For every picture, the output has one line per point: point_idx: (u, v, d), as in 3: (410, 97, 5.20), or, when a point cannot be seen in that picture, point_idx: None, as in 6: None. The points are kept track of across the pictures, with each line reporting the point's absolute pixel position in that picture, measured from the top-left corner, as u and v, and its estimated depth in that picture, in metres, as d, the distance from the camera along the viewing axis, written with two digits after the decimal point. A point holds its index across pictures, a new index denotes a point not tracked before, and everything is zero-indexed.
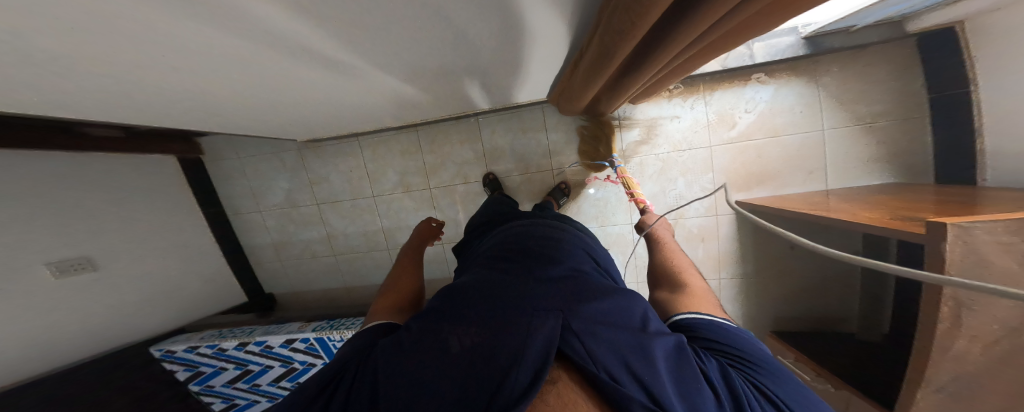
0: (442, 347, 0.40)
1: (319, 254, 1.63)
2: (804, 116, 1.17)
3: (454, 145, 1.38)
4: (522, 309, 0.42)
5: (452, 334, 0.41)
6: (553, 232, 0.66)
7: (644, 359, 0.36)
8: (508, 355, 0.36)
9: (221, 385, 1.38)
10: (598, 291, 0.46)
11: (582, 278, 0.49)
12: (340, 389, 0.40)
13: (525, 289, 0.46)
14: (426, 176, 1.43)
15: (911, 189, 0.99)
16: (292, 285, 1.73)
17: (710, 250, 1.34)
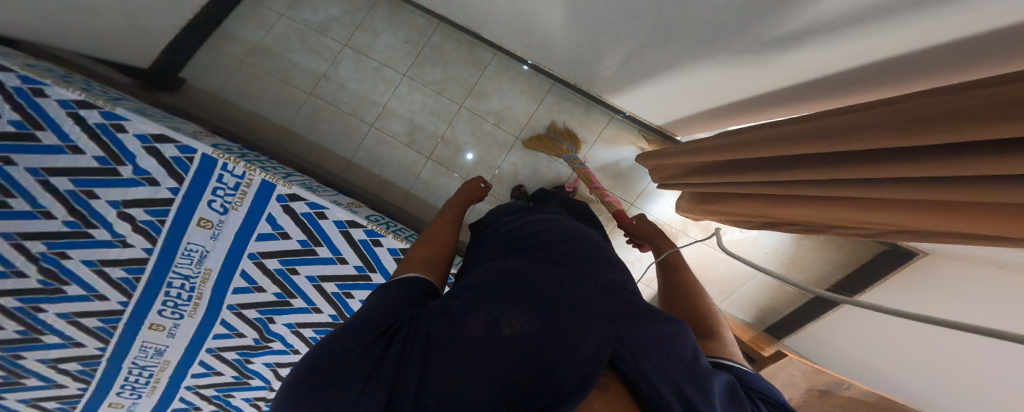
0: (494, 335, 0.52)
1: (294, 84, 1.86)
2: (761, 257, 1.96)
3: (512, 89, 1.91)
4: (564, 320, 0.55)
5: (505, 327, 0.53)
6: (594, 258, 0.82)
7: (688, 384, 0.47)
8: (560, 356, 0.49)
9: (26, 168, 1.14)
10: (650, 320, 0.57)
11: (633, 308, 0.61)
12: (400, 341, 0.52)
13: (577, 305, 0.59)
14: (464, 92, 1.90)
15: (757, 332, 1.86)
16: (222, 85, 1.85)
17: None
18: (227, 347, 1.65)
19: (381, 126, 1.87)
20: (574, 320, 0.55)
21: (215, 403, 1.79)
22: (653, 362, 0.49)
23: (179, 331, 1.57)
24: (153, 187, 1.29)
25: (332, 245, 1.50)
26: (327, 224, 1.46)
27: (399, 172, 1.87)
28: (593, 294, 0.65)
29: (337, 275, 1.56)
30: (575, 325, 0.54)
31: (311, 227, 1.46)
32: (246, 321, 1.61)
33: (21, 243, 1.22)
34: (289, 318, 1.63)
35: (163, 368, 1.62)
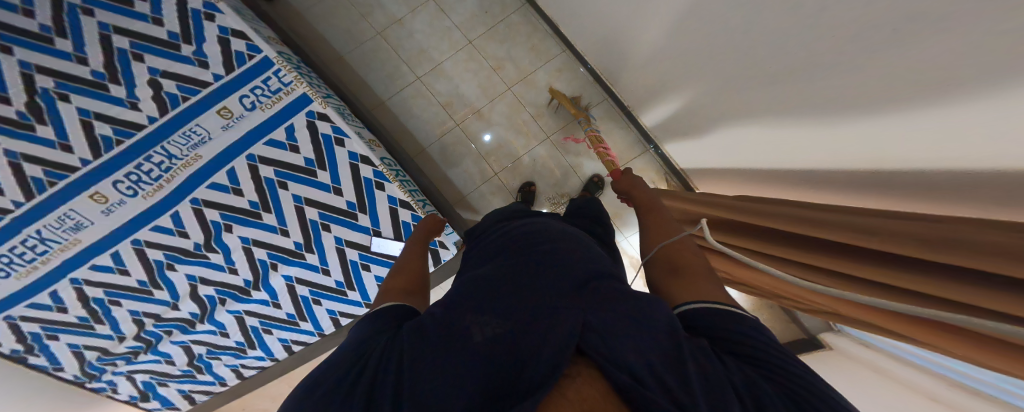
0: (462, 339, 0.55)
1: (371, 18, 1.99)
2: None
3: (563, 87, 2.04)
4: (530, 324, 0.56)
5: (471, 332, 0.56)
6: (573, 252, 0.85)
7: (658, 359, 0.45)
8: (530, 354, 0.50)
9: (99, 21, 1.36)
10: (622, 308, 0.58)
11: (608, 299, 0.62)
12: (372, 362, 0.53)
13: (549, 305, 0.61)
14: (517, 77, 2.02)
15: None
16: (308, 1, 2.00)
17: None
18: (160, 244, 1.59)
19: (428, 80, 1.97)
20: (540, 322, 0.56)
21: (93, 309, 1.60)
22: (618, 350, 0.47)
23: (121, 209, 1.50)
24: (200, 68, 1.49)
25: (334, 173, 1.64)
26: (342, 153, 1.63)
27: (423, 127, 1.95)
28: (562, 294, 0.65)
29: (322, 203, 1.67)
30: (534, 328, 0.55)
31: (325, 151, 1.62)
32: (200, 222, 1.61)
33: (34, 74, 1.30)
34: (248, 231, 1.67)
35: (67, 247, 1.47)
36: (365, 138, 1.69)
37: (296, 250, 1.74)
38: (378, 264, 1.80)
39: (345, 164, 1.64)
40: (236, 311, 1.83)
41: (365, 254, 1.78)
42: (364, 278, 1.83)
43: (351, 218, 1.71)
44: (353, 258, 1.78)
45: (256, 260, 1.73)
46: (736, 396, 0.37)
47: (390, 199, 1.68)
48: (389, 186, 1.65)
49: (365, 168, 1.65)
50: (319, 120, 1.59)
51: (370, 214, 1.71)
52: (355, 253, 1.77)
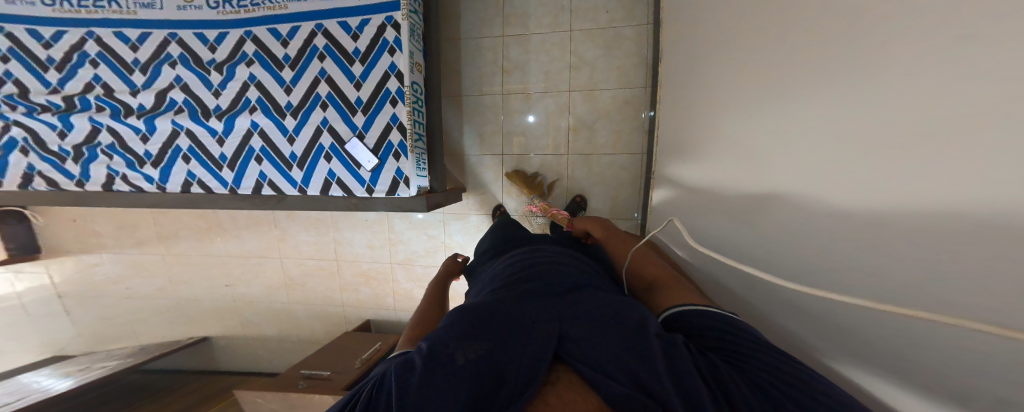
0: (460, 360, 0.98)
1: None
2: None
3: (614, 116, 2.10)
4: (512, 342, 1.06)
5: (469, 358, 1.00)
6: (564, 274, 1.38)
7: (611, 364, 0.93)
8: (513, 371, 0.98)
9: None
10: (590, 318, 1.11)
11: (580, 309, 1.16)
12: (384, 384, 0.96)
13: (538, 319, 1.14)
14: (585, 86, 2.10)
15: None
16: None
17: None
18: (185, 44, 1.68)
19: (509, 41, 2.13)
20: (524, 343, 1.06)
21: (69, 57, 1.74)
22: (583, 357, 0.98)
23: (196, 12, 1.66)
24: None
25: (366, 71, 1.59)
26: (384, 60, 1.57)
27: (474, 80, 2.19)
28: (533, 306, 1.21)
29: (335, 84, 1.60)
30: (514, 323, 1.14)
31: (373, 51, 1.57)
32: (235, 47, 1.65)
33: None
34: (261, 72, 1.64)
35: (128, 15, 1.70)
36: (415, 67, 1.63)
37: (282, 109, 1.63)
38: (336, 164, 1.62)
39: (378, 70, 1.58)
40: (180, 126, 1.68)
41: (335, 148, 1.62)
42: (316, 166, 1.63)
43: (349, 111, 1.61)
44: (323, 145, 1.63)
45: (245, 96, 1.65)
46: (693, 386, 0.80)
47: (393, 119, 1.59)
48: (400, 111, 1.58)
49: (394, 83, 1.58)
50: (389, 30, 1.55)
51: (367, 119, 1.60)
52: (327, 142, 1.62)
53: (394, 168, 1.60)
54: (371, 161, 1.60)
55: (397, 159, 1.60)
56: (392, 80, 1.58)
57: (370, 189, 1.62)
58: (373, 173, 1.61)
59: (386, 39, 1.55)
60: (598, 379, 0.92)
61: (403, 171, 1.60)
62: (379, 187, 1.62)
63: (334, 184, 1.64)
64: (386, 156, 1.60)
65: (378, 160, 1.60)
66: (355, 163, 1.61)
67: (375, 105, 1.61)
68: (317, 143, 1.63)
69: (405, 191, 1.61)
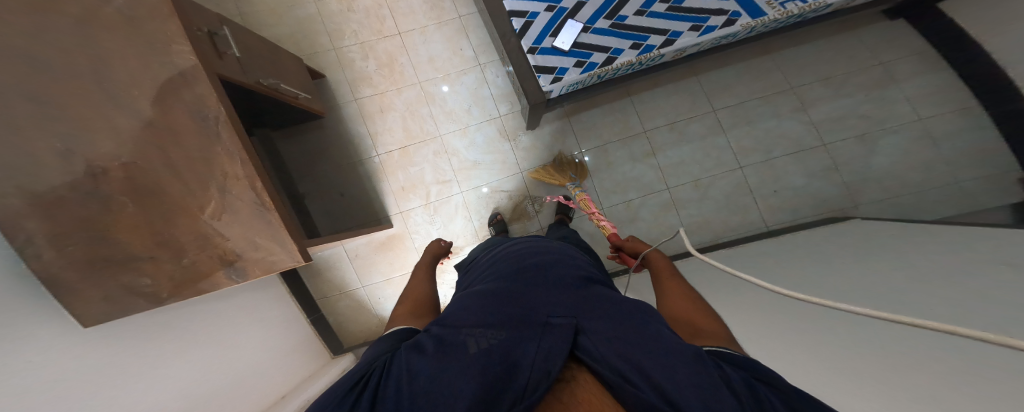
0: (473, 348, 0.36)
1: (830, 63, 1.33)
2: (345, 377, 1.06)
3: (668, 209, 1.16)
4: (527, 322, 0.41)
5: (479, 337, 0.38)
6: (574, 258, 0.65)
7: (656, 365, 0.32)
8: (524, 359, 0.35)
9: None
10: (610, 303, 0.46)
11: (588, 293, 0.50)
12: None
13: (544, 299, 0.47)
14: (716, 170, 1.18)
15: (198, 318, 0.80)
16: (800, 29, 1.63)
17: (393, 177, 1.10)
18: None
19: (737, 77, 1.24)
20: (542, 320, 0.41)
21: None
22: (598, 335, 0.39)
23: None
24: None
25: (667, 25, 0.89)
26: (692, 39, 0.91)
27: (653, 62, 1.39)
28: (550, 262, 0.59)
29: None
30: (525, 288, 0.50)
31: (700, 27, 0.91)
32: None
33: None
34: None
35: None
36: (669, 58, 0.98)
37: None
38: (551, 33, 0.84)
39: (677, 29, 0.90)
40: None
41: (562, 10, 0.84)
42: (547, 32, 0.84)
43: (616, 3, 0.86)
44: (567, 9, 0.84)
45: None
46: None
47: (645, 44, 0.90)
48: (662, 46, 0.90)
49: (657, 41, 0.90)
50: (709, 18, 0.90)
51: (609, 27, 0.87)
52: (574, 4, 0.84)
53: (569, 64, 0.86)
54: (563, 40, 0.84)
55: (582, 64, 0.86)
56: (666, 36, 0.90)
57: (529, 46, 0.85)
58: (551, 46, 0.84)
59: (702, 31, 0.91)
60: (616, 380, 0.33)
61: (567, 73, 0.86)
62: (535, 53, 0.85)
63: (515, 23, 0.84)
64: (584, 53, 0.86)
65: (571, 47, 0.85)
66: (567, 50, 0.85)
67: (628, 35, 0.88)
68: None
69: (544, 84, 0.87)
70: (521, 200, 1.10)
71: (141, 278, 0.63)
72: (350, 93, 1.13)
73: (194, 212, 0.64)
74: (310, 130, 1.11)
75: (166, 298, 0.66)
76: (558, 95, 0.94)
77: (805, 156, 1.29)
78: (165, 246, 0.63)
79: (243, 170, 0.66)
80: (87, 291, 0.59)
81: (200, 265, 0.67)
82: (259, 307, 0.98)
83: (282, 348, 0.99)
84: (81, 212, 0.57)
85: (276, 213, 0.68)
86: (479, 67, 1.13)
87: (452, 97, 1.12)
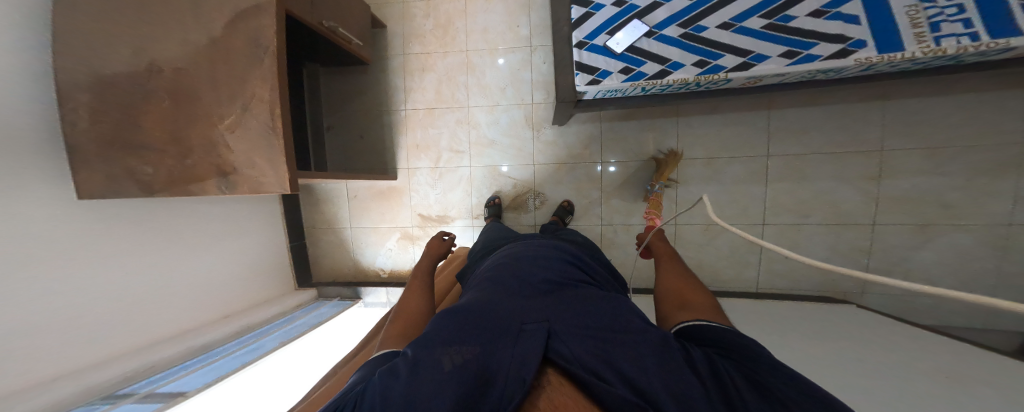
0: (451, 364, 0.41)
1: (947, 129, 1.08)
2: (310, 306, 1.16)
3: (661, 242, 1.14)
4: (501, 331, 0.46)
5: (455, 351, 0.43)
6: (557, 258, 0.70)
7: (625, 367, 0.40)
8: (503, 369, 0.41)
9: None
10: (581, 308, 0.52)
11: (564, 298, 0.56)
12: None
13: (520, 308, 0.52)
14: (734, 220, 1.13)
15: (191, 216, 0.89)
16: None
17: (415, 136, 1.16)
18: None
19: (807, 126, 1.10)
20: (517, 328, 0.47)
21: None
22: (571, 340, 0.45)
23: None
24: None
25: (752, 45, 0.76)
26: (777, 68, 0.77)
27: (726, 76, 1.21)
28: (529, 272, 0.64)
29: (718, 9, 0.75)
30: (504, 300, 0.54)
31: (797, 54, 0.75)
32: None
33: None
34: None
35: None
36: (739, 82, 0.86)
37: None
38: (608, 31, 0.77)
39: (764, 52, 0.76)
40: None
41: (631, 8, 0.76)
42: (604, 29, 0.78)
43: (697, 11, 0.76)
44: (638, 8, 0.77)
45: None
46: None
47: (711, 64, 0.79)
48: (735, 69, 0.78)
49: (729, 62, 0.78)
50: (816, 45, 0.74)
51: (677, 37, 0.78)
52: (647, 4, 0.76)
53: (613, 68, 0.80)
54: (618, 41, 0.78)
55: (628, 71, 0.80)
56: (744, 58, 0.77)
57: (579, 39, 0.79)
58: (602, 45, 0.78)
59: (796, 60, 0.76)
60: (591, 378, 0.40)
61: (608, 77, 0.80)
62: (583, 50, 0.80)
63: (574, 12, 0.78)
64: (636, 60, 0.79)
65: (623, 51, 0.79)
66: (618, 53, 0.79)
67: (697, 48, 0.78)
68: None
69: (578, 83, 0.82)
70: (524, 193, 1.12)
71: (144, 166, 0.70)
72: (400, 46, 1.15)
73: (211, 121, 0.68)
74: (356, 73, 1.17)
75: (157, 191, 0.72)
76: (592, 98, 0.90)
77: (838, 230, 1.18)
78: (176, 144, 0.70)
79: (267, 94, 0.65)
80: (94, 163, 0.69)
81: (197, 169, 0.71)
82: (255, 220, 1.10)
83: (264, 264, 1.12)
84: (122, 100, 0.67)
85: (282, 141, 0.67)
86: (529, 49, 1.08)
87: (492, 74, 1.10)
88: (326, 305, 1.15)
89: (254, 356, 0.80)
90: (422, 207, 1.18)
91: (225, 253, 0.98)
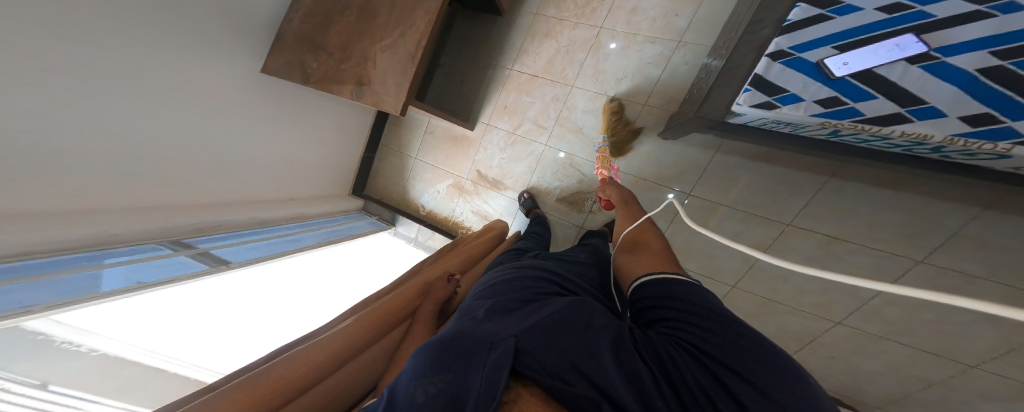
0: (414, 401, 0.29)
1: None
2: (354, 216, 1.29)
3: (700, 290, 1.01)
4: (470, 346, 0.34)
5: (417, 380, 0.32)
6: (539, 261, 0.56)
7: (608, 380, 0.30)
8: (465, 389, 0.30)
9: None
10: (556, 302, 0.40)
11: (539, 294, 0.43)
12: None
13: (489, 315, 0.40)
14: (804, 309, 0.98)
15: (308, 102, 1.00)
16: None
17: (506, 98, 1.06)
18: None
19: (1008, 264, 0.78)
20: (486, 341, 0.35)
21: None
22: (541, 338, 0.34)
23: None
24: None
25: None
26: None
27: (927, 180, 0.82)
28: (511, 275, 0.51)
29: None
30: (472, 312, 0.42)
31: None
32: None
33: None
34: None
35: None
36: (1013, 162, 0.55)
37: None
38: (839, 45, 0.54)
39: None
40: None
41: (917, 17, 0.48)
42: (832, 40, 0.54)
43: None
44: (932, 18, 0.47)
45: None
46: None
47: (1002, 126, 0.49)
48: None
49: None
50: None
51: (973, 74, 0.46)
52: (957, 13, 0.46)
53: (812, 95, 0.58)
54: (844, 59, 0.53)
55: (833, 103, 0.57)
56: None
57: (780, 47, 0.58)
58: (814, 61, 0.56)
59: None
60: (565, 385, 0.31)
61: (795, 104, 0.60)
62: (779, 61, 0.59)
63: (795, 12, 0.56)
64: (858, 92, 0.55)
65: (845, 76, 0.54)
66: (834, 78, 0.55)
67: (993, 97, 0.47)
68: (974, 4, 0.44)
69: (741, 102, 0.65)
70: (587, 192, 0.98)
71: (312, 61, 0.82)
72: (536, 3, 1.01)
73: (374, 38, 0.78)
74: (481, 18, 1.07)
75: (311, 82, 0.82)
76: (748, 124, 0.72)
77: (928, 368, 0.91)
78: (343, 51, 0.81)
79: (424, 26, 0.75)
80: (287, 52, 0.84)
81: (346, 73, 0.81)
82: (347, 121, 1.18)
83: (333, 166, 1.20)
84: (329, 10, 0.83)
85: (415, 68, 0.75)
86: (674, 44, 0.88)
87: (617, 60, 0.93)
88: (364, 220, 1.27)
89: (297, 248, 0.94)
90: (484, 166, 1.11)
91: (313, 142, 1.06)
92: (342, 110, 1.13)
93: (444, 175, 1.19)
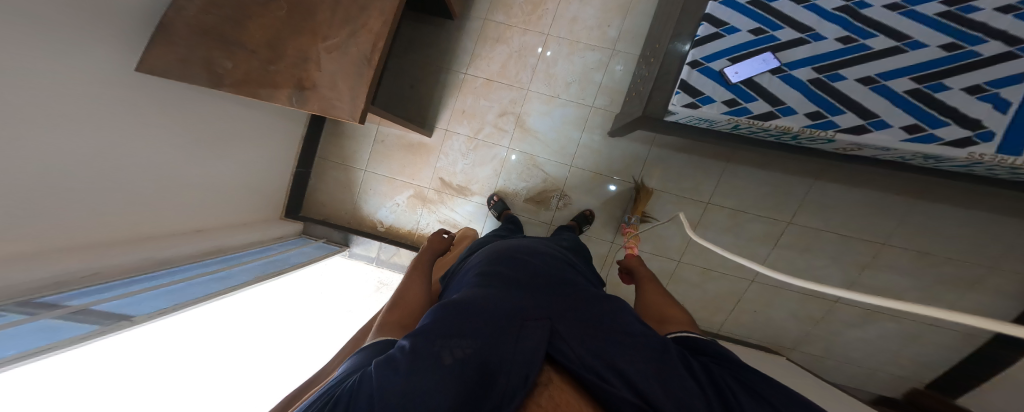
0: (443, 359, 0.27)
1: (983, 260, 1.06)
2: (295, 242, 1.13)
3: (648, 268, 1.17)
4: (505, 322, 0.34)
5: (447, 342, 0.30)
6: (549, 253, 0.58)
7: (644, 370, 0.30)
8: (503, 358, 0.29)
9: None
10: (581, 302, 0.42)
11: (561, 287, 0.45)
12: None
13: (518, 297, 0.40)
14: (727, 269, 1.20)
15: (219, 111, 0.83)
16: None
17: (462, 102, 1.06)
18: None
19: (843, 212, 1.10)
20: (520, 321, 0.35)
21: None
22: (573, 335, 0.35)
23: None
24: None
25: (881, 108, 0.65)
26: (888, 141, 0.67)
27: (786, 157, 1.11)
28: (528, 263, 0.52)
29: (867, 61, 0.64)
30: (498, 286, 0.42)
31: (920, 130, 0.65)
32: None
33: None
34: None
35: None
36: (835, 145, 0.76)
37: None
38: (731, 58, 0.70)
39: (889, 119, 0.66)
40: None
41: (770, 39, 0.67)
42: (726, 54, 0.70)
43: (843, 59, 0.65)
44: (779, 40, 0.67)
45: None
46: None
47: (826, 119, 0.68)
48: (848, 130, 0.68)
49: (849, 121, 0.67)
50: (945, 126, 0.63)
51: (807, 80, 0.67)
52: (792, 38, 0.66)
53: (720, 97, 0.72)
54: (738, 69, 0.69)
55: (732, 104, 0.72)
56: (863, 121, 0.67)
57: (695, 58, 0.72)
58: (718, 70, 0.71)
59: (914, 137, 0.65)
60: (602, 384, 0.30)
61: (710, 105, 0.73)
62: (695, 69, 0.72)
63: (701, 29, 0.71)
64: (749, 95, 0.70)
65: (739, 82, 0.70)
66: (731, 83, 0.71)
67: (822, 99, 0.67)
68: (800, 33, 0.66)
69: (673, 102, 0.76)
70: (552, 190, 1.05)
71: (225, 61, 0.70)
72: (484, 10, 1.06)
73: (315, 37, 0.71)
74: (429, 24, 1.07)
75: (225, 85, 0.69)
76: (675, 122, 0.85)
77: (810, 298, 1.19)
78: (270, 51, 0.71)
79: (376, 27, 0.71)
80: (178, 47, 0.68)
81: (279, 76, 0.71)
82: (271, 132, 1.02)
83: (255, 186, 1.02)
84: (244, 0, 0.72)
85: (371, 70, 0.70)
86: (610, 51, 1.02)
87: (561, 66, 1.03)
88: (308, 245, 1.13)
89: (226, 286, 0.78)
90: (447, 174, 1.08)
91: (226, 158, 0.89)
92: (264, 120, 0.98)
93: (400, 187, 1.13)
